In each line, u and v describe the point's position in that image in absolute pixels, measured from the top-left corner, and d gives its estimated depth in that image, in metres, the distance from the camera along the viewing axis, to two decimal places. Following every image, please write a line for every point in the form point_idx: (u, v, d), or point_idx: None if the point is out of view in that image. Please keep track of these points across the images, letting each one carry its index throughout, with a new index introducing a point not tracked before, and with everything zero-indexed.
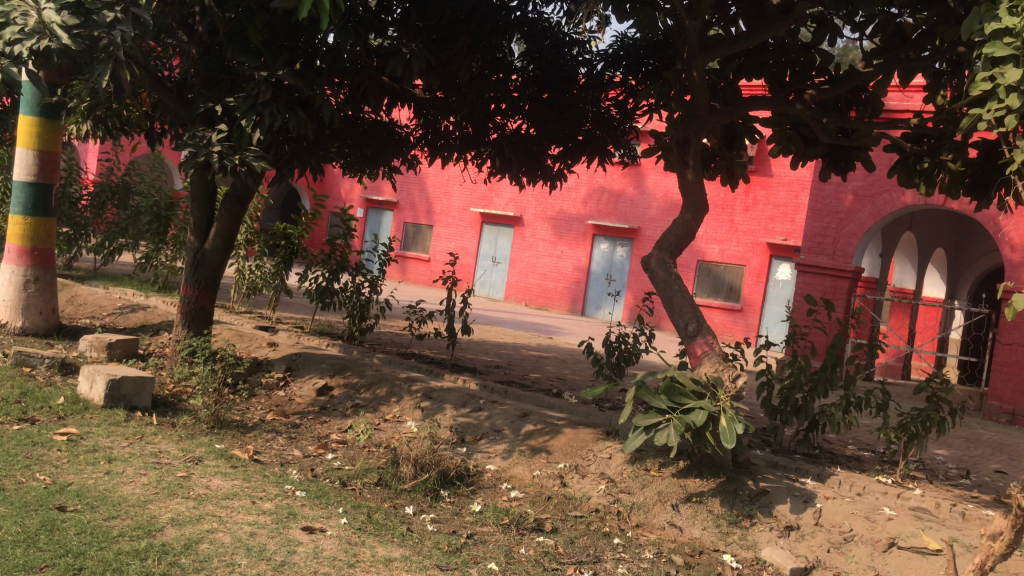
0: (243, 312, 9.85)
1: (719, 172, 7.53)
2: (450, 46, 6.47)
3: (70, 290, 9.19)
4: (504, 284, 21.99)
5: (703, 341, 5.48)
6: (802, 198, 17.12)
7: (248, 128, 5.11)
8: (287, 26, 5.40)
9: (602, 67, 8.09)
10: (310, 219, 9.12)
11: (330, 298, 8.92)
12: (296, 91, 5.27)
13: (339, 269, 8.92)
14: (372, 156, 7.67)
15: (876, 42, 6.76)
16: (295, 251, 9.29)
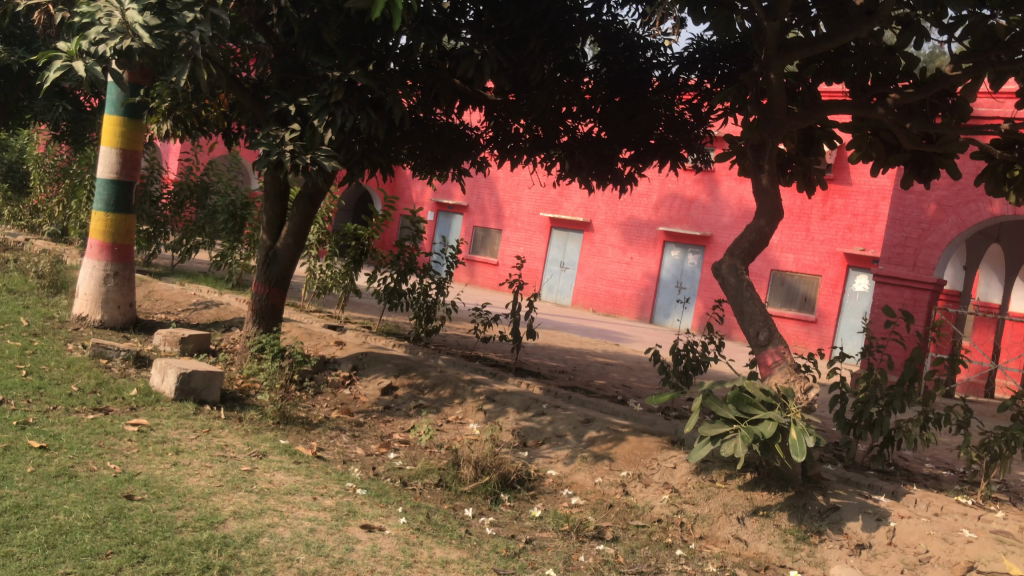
0: (313, 310, 10.00)
1: (795, 177, 7.35)
2: (522, 48, 6.45)
3: (148, 285, 9.46)
4: (572, 289, 21.90)
5: (775, 350, 5.32)
6: (881, 208, 16.63)
7: (320, 127, 5.17)
8: (362, 28, 5.44)
9: (678, 70, 7.97)
10: (380, 220, 9.22)
11: (398, 300, 8.99)
12: (369, 92, 5.30)
13: (407, 270, 8.98)
14: (442, 158, 7.68)
15: (965, 44, 6.49)
16: (365, 252, 9.40)
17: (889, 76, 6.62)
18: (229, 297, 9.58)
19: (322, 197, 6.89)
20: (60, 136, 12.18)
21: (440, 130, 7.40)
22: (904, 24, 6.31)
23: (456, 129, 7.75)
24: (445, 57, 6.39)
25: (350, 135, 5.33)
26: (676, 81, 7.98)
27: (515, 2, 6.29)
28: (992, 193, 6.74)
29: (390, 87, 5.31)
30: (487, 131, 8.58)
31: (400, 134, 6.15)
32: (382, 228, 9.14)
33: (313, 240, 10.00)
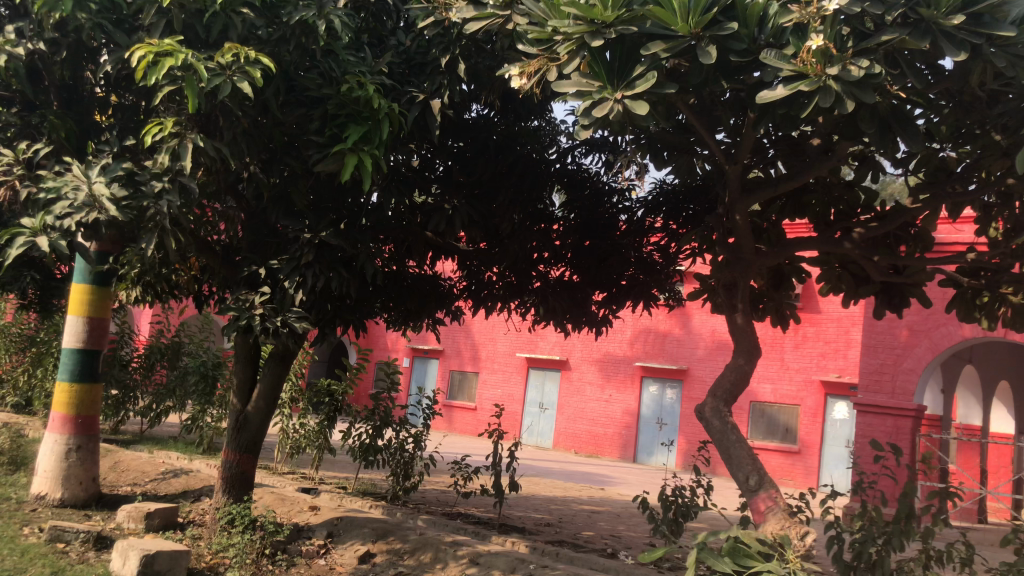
0: (286, 472, 9.65)
1: (768, 312, 7.38)
2: (491, 199, 6.55)
3: (114, 455, 9.10)
4: (552, 431, 21.58)
5: (766, 496, 5.14)
6: (853, 334, 16.81)
7: (290, 289, 5.10)
8: (331, 188, 5.51)
9: (644, 213, 8.16)
10: (354, 374, 9.08)
11: (374, 456, 8.72)
12: (339, 250, 5.28)
13: (384, 425, 8.77)
14: (418, 309, 7.64)
15: (921, 177, 6.68)
16: (339, 408, 9.19)
17: (851, 210, 6.78)
18: (200, 463, 9.25)
19: (295, 356, 6.78)
20: (27, 305, 12.06)
21: (413, 281, 7.40)
22: (860, 160, 6.50)
23: (429, 279, 7.74)
24: (415, 211, 6.46)
25: (325, 295, 5.28)
26: (644, 224, 8.15)
27: (483, 156, 6.42)
28: (964, 319, 6.76)
29: (363, 246, 5.32)
30: (459, 280, 8.47)
31: (371, 290, 6.10)
32: (358, 383, 8.98)
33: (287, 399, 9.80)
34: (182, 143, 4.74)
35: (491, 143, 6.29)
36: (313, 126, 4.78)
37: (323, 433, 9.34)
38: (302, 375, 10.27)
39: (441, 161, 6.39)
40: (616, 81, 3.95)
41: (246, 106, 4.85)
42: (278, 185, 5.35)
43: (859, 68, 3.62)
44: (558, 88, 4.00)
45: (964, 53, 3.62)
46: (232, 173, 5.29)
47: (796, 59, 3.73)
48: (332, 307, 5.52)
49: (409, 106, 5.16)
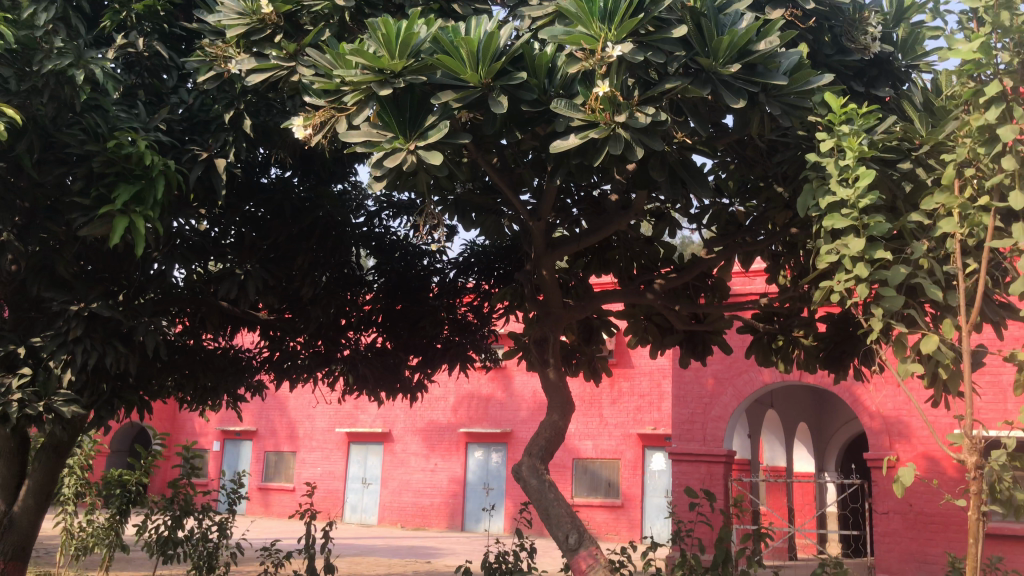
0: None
1: (581, 367, 7.40)
2: (290, 262, 6.21)
3: None
4: (377, 506, 20.85)
5: (587, 553, 5.02)
6: (664, 386, 17.45)
7: (56, 369, 4.54)
8: (105, 256, 4.99)
9: (455, 274, 8.05)
10: (148, 461, 8.30)
11: (172, 550, 7.94)
12: (116, 323, 4.80)
13: (183, 515, 8.00)
14: (217, 385, 7.10)
15: (713, 230, 6.98)
16: (132, 500, 8.35)
17: (652, 264, 6.96)
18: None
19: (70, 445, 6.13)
20: None
21: (208, 355, 6.86)
22: (657, 215, 6.71)
23: (228, 352, 7.23)
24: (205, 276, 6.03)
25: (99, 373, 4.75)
26: (455, 285, 8.03)
27: (280, 219, 6.09)
28: (762, 363, 7.05)
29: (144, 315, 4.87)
30: (261, 351, 7.97)
31: (156, 366, 5.57)
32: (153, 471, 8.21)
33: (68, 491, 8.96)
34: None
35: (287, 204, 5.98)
36: (76, 185, 4.32)
37: (112, 531, 8.43)
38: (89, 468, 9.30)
39: (234, 225, 6.01)
40: (408, 130, 3.81)
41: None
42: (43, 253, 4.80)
43: (645, 115, 3.71)
44: (346, 138, 3.80)
45: (741, 102, 3.78)
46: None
47: (586, 107, 3.73)
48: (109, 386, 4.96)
49: (193, 167, 4.80)
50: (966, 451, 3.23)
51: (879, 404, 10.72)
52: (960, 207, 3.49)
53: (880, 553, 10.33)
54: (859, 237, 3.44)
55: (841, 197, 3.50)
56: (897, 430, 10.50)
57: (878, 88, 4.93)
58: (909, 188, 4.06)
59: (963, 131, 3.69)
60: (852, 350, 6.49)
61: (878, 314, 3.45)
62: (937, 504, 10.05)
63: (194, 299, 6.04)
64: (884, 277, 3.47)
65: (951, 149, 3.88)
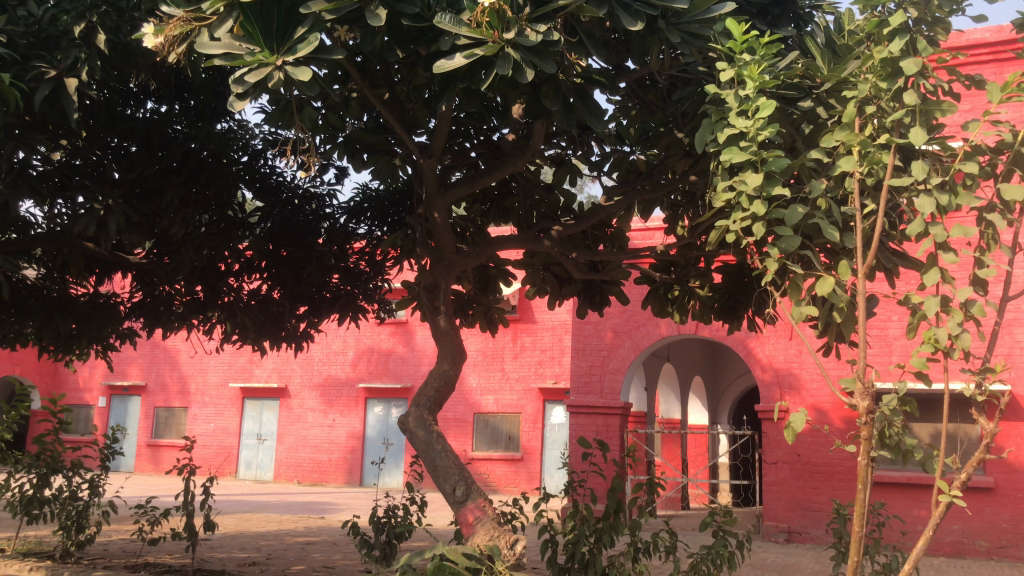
0: None
1: (477, 317, 7.16)
2: (157, 199, 5.75)
3: None
4: (272, 462, 20.35)
5: (474, 506, 4.85)
6: (566, 341, 17.46)
7: None
8: None
9: (346, 220, 7.69)
10: (9, 415, 7.70)
11: (37, 510, 7.42)
12: None
13: (49, 474, 7.45)
14: (81, 332, 6.60)
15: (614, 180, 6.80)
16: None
17: (553, 213, 6.70)
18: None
19: None
20: None
21: (70, 299, 6.37)
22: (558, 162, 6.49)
23: (93, 296, 6.71)
24: (59, 211, 5.58)
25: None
26: (347, 231, 7.68)
27: (148, 152, 5.63)
28: (658, 314, 6.94)
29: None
30: (132, 296, 7.44)
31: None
32: (15, 425, 7.63)
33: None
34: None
35: (154, 136, 5.55)
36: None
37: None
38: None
39: (94, 155, 5.55)
40: (274, 44, 3.46)
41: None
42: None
43: (536, 34, 3.52)
44: (204, 49, 3.44)
45: (637, 24, 3.59)
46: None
47: (471, 21, 3.49)
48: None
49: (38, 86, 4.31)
50: (857, 396, 3.12)
51: (771, 356, 10.90)
52: (861, 144, 3.35)
53: (767, 502, 10.58)
54: (757, 172, 3.26)
55: (740, 128, 3.32)
56: (787, 382, 10.70)
57: (780, 28, 4.77)
58: (808, 130, 3.93)
59: (865, 66, 3.55)
60: (747, 301, 6.44)
61: (775, 255, 3.30)
62: (823, 454, 10.32)
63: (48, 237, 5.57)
64: (781, 216, 3.32)
65: (852, 87, 3.74)
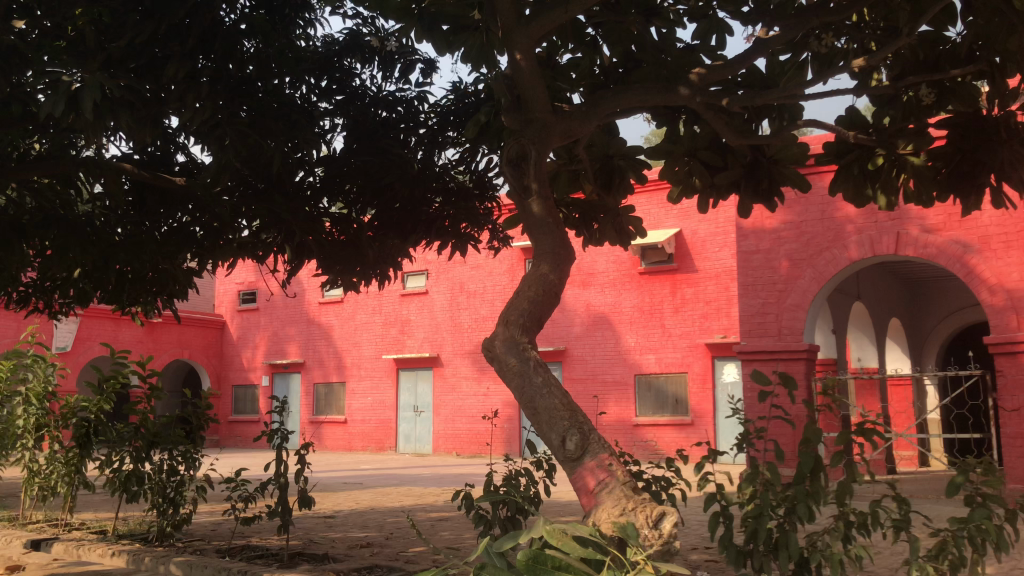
0: (33, 522, 7.11)
1: (606, 234, 5.44)
2: (159, 76, 4.30)
3: None
4: (430, 435, 19.44)
5: (594, 465, 3.22)
6: (732, 289, 15.36)
7: None
8: None
9: (440, 124, 6.09)
10: (101, 390, 6.46)
11: (136, 487, 6.33)
12: None
13: (146, 448, 6.32)
14: (138, 279, 5.36)
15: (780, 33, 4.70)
16: (94, 433, 6.54)
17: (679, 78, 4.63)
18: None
19: None
20: None
21: (96, 232, 5.01)
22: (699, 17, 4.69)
23: (123, 222, 5.34)
24: (21, 100, 4.25)
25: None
26: (441, 138, 6.08)
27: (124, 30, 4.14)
28: (852, 203, 4.76)
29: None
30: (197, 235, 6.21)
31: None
32: (111, 398, 6.50)
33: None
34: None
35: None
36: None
37: (70, 467, 6.67)
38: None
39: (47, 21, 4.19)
40: None
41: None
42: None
43: None
44: None
45: None
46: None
47: None
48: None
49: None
50: None
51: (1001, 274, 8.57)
52: None
53: (1009, 459, 8.31)
54: None
55: None
56: None
57: None
58: None
59: None
60: (987, 161, 4.31)
61: None
62: None
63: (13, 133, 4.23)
64: None
65: None
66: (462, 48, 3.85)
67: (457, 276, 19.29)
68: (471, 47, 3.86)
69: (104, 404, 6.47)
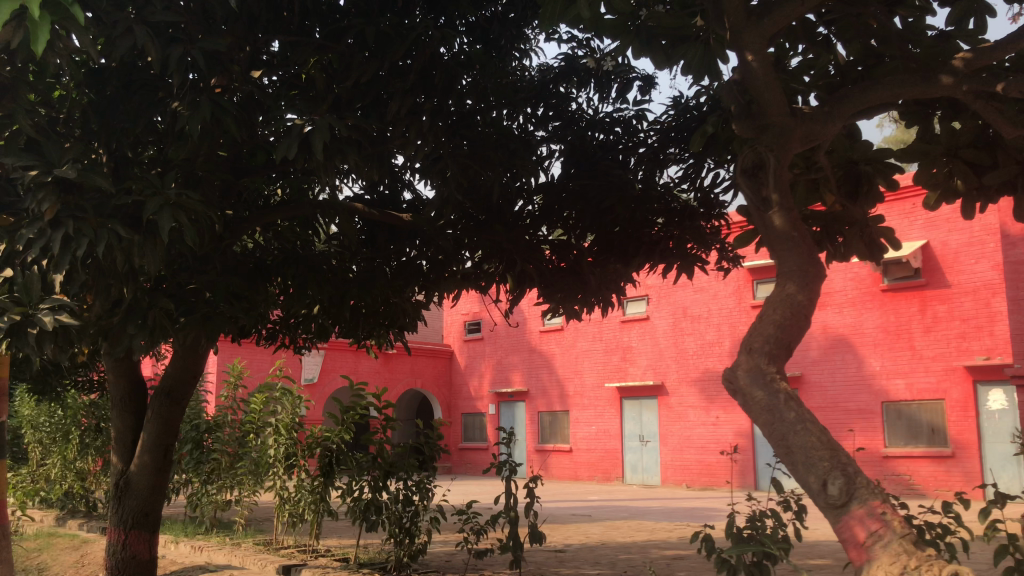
0: (284, 547, 7.46)
1: (855, 249, 4.78)
2: (382, 112, 4.32)
3: (83, 547, 7.46)
4: (657, 465, 18.85)
5: (864, 514, 2.75)
6: (994, 305, 13.72)
7: (40, 265, 3.30)
8: (120, 109, 3.74)
9: (661, 142, 5.69)
10: (344, 421, 6.70)
11: (375, 516, 6.45)
12: (114, 203, 3.40)
13: (382, 477, 6.44)
14: (370, 312, 5.51)
15: None
16: (336, 462, 6.76)
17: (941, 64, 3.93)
18: (173, 559, 7.43)
19: (187, 392, 5.20)
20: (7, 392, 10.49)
21: (332, 270, 5.12)
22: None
23: (358, 260, 5.39)
24: (264, 148, 4.44)
25: (107, 269, 3.43)
26: (662, 157, 5.67)
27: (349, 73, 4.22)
28: None
29: (167, 185, 3.48)
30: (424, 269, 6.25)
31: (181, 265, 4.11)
32: (351, 428, 6.72)
33: (185, 451, 8.35)
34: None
35: (366, 28, 4.03)
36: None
37: (317, 496, 6.92)
38: (203, 416, 8.56)
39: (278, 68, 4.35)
40: None
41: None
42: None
43: None
44: None
45: None
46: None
47: None
48: (101, 321, 3.70)
49: (123, 36, 3.41)
50: None
51: None
52: None
53: None
54: None
55: None
56: None
57: None
58: None
59: None
60: None
61: None
62: None
63: (257, 180, 4.43)
64: None
65: None
66: (682, 59, 3.73)
67: (680, 302, 18.74)
68: (692, 57, 3.73)
69: (344, 434, 6.69)
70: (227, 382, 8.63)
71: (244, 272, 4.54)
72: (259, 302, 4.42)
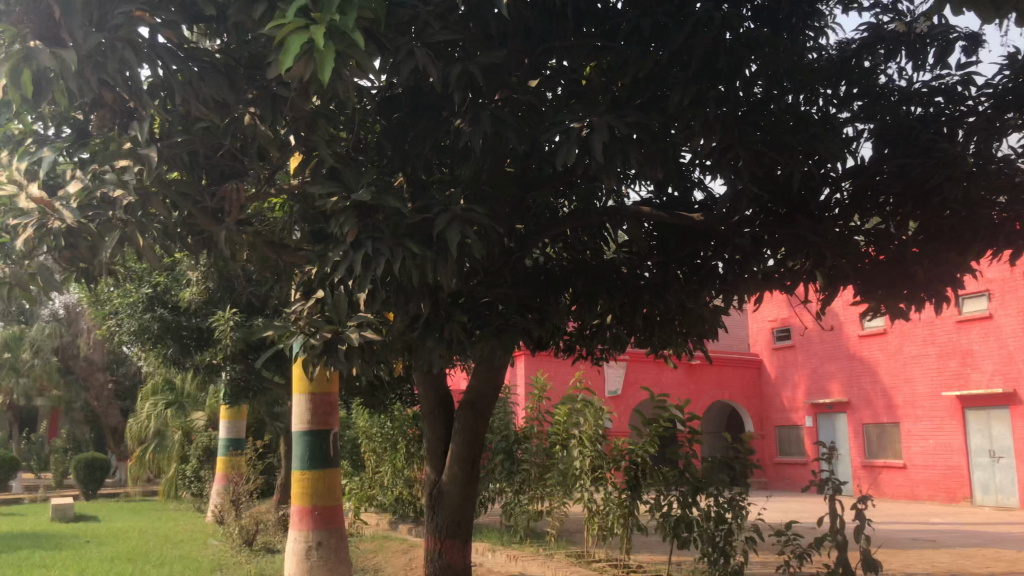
0: (596, 560, 7.37)
1: None
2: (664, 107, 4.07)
3: (412, 552, 7.92)
4: (1014, 486, 16.26)
5: None
6: None
7: (342, 287, 3.10)
8: (407, 136, 3.83)
9: (997, 108, 4.69)
10: (651, 433, 6.49)
11: (686, 533, 6.12)
12: (409, 218, 3.14)
13: (692, 493, 6.08)
14: (668, 321, 5.23)
15: None
16: (642, 475, 6.58)
17: None
18: (491, 566, 7.66)
19: (492, 398, 4.84)
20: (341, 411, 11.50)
21: (623, 279, 4.92)
22: None
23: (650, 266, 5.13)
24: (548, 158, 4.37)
25: (409, 288, 3.18)
26: (999, 124, 4.65)
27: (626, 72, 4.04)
28: None
29: (457, 201, 3.26)
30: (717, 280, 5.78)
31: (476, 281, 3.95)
32: (656, 441, 6.49)
33: (498, 461, 8.56)
34: (132, 129, 3.13)
35: (642, 22, 3.86)
36: (255, 13, 3.12)
37: (625, 510, 6.76)
38: (513, 426, 8.69)
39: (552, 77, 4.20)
40: None
41: (174, 13, 3.15)
42: (221, 176, 3.68)
43: None
44: None
45: None
46: (263, 155, 3.70)
47: None
48: (406, 336, 3.47)
49: (406, 59, 3.48)
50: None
51: None
52: None
53: None
54: None
55: None
56: None
57: None
58: None
59: None
60: None
61: None
62: None
63: (545, 193, 4.34)
64: None
65: None
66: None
67: None
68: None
69: (649, 447, 6.52)
70: (532, 393, 8.56)
71: (534, 286, 4.44)
72: (553, 314, 4.26)
